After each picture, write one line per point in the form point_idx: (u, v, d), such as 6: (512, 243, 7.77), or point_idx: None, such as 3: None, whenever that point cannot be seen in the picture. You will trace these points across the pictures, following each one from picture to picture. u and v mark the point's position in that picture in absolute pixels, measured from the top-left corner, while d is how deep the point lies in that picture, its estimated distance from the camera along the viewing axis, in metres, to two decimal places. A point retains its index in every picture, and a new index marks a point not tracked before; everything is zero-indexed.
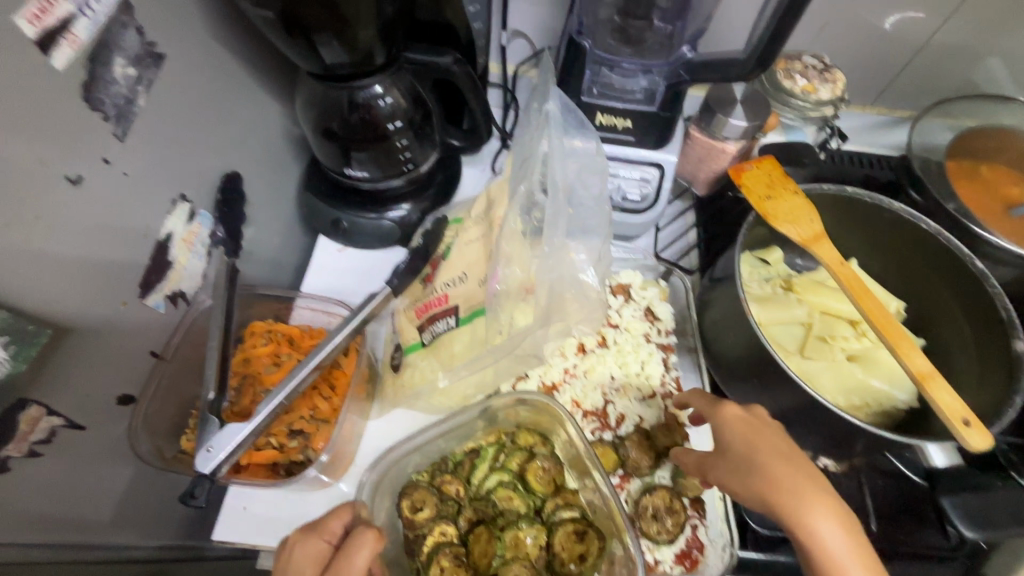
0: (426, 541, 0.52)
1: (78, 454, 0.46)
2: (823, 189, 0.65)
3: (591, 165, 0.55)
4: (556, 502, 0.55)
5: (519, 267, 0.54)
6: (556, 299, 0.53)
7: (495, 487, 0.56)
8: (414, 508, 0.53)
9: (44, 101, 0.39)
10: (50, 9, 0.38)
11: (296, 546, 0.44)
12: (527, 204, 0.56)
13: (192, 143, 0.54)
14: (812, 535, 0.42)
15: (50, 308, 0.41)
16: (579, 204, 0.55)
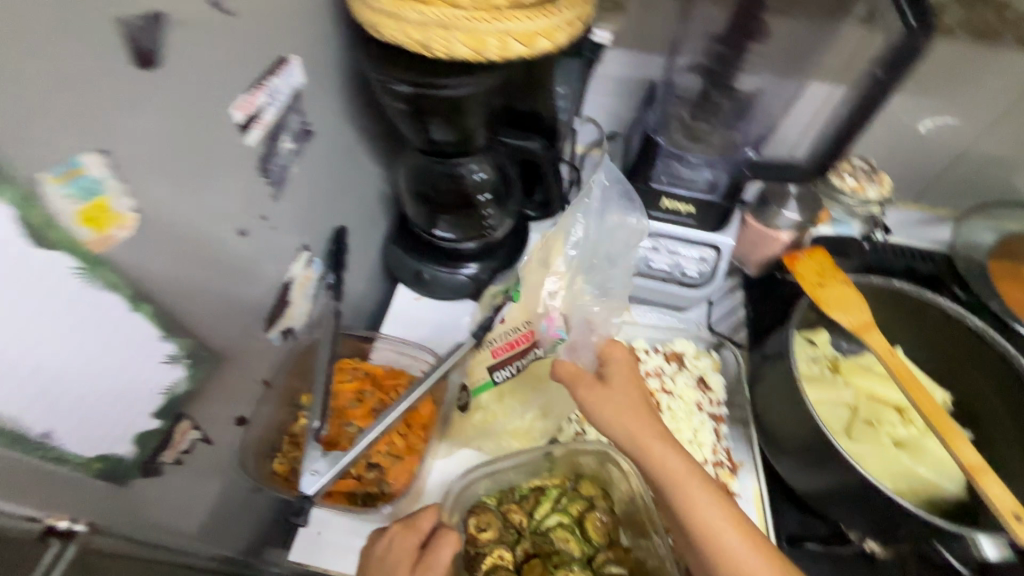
0: (486, 561, 0.56)
1: (201, 468, 0.52)
2: (872, 280, 0.70)
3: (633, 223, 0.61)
4: (608, 555, 0.58)
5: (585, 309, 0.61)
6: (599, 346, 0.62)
7: (554, 526, 0.59)
8: (478, 527, 0.58)
9: (240, 169, 0.47)
10: (252, 101, 0.46)
11: (393, 536, 0.53)
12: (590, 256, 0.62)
13: (318, 201, 0.63)
14: (663, 467, 0.52)
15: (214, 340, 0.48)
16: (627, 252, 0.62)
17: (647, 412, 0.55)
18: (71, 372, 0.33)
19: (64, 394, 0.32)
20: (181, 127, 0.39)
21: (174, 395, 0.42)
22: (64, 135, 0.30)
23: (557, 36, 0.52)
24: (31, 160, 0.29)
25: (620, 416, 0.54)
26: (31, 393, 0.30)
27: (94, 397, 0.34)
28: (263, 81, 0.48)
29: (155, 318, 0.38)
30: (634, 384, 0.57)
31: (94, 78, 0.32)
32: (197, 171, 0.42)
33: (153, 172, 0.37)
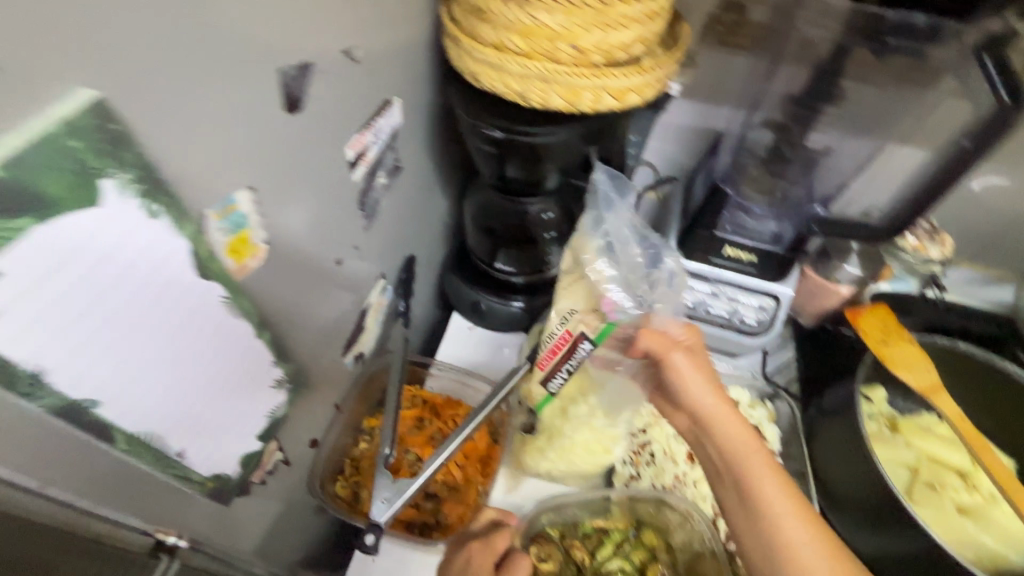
0: None
1: (277, 488, 0.53)
2: (937, 341, 0.70)
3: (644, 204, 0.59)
4: None
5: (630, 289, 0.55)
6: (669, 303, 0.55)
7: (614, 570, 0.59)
8: (539, 558, 0.59)
9: (345, 202, 0.49)
10: (361, 141, 0.49)
11: (471, 553, 0.56)
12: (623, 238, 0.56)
13: (396, 232, 0.65)
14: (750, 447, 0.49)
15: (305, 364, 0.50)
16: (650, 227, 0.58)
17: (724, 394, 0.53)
18: (209, 394, 0.34)
19: (201, 414, 0.34)
20: (309, 166, 0.41)
21: (276, 417, 0.43)
22: (230, 176, 0.33)
23: (647, 94, 0.54)
24: (206, 199, 0.31)
25: (705, 399, 0.51)
26: (177, 412, 0.32)
27: (222, 419, 0.36)
28: (372, 121, 0.50)
29: (271, 345, 0.40)
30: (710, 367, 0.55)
31: (258, 122, 0.34)
32: (314, 205, 0.44)
33: (284, 206, 0.40)
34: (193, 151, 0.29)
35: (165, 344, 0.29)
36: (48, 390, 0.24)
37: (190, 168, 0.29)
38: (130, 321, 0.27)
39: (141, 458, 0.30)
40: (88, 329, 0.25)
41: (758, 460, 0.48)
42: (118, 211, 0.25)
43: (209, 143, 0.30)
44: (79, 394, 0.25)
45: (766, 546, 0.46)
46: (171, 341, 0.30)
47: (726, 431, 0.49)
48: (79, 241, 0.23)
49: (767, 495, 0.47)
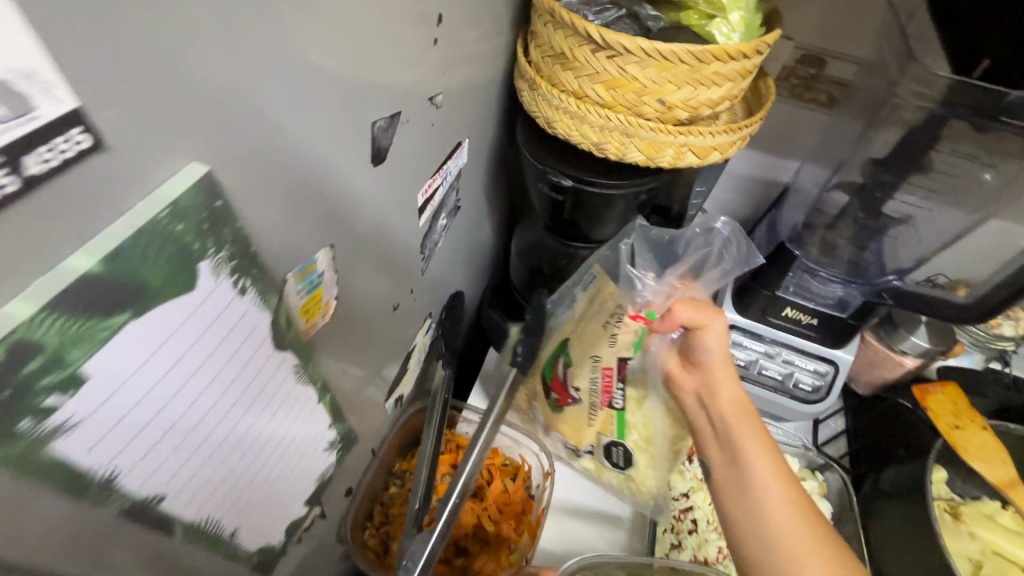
0: None
1: (312, 541, 0.49)
2: (1011, 429, 0.65)
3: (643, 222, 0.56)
4: None
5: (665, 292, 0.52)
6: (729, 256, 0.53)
7: None
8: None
9: (410, 248, 0.47)
10: (431, 186, 0.47)
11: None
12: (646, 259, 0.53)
13: (446, 270, 0.63)
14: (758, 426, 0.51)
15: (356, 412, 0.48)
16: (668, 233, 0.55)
17: None
18: (267, 467, 0.31)
19: (256, 489, 0.31)
20: (385, 215, 0.39)
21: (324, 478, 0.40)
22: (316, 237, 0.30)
23: (729, 152, 0.52)
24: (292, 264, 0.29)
25: (719, 370, 0.53)
26: (235, 491, 0.29)
27: (274, 492, 0.33)
28: (444, 164, 0.48)
29: (329, 406, 0.37)
30: None
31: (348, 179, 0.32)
32: (383, 253, 0.42)
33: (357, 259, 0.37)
34: (287, 217, 0.27)
35: (231, 422, 0.27)
36: (121, 492, 0.22)
37: (280, 233, 0.27)
38: (201, 405, 0.25)
39: (196, 546, 0.28)
40: (163, 421, 0.23)
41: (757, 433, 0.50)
42: (208, 293, 0.23)
43: (303, 206, 0.28)
44: (145, 490, 0.23)
45: (752, 512, 0.47)
46: (238, 419, 0.27)
47: (734, 402, 0.52)
48: (165, 330, 0.21)
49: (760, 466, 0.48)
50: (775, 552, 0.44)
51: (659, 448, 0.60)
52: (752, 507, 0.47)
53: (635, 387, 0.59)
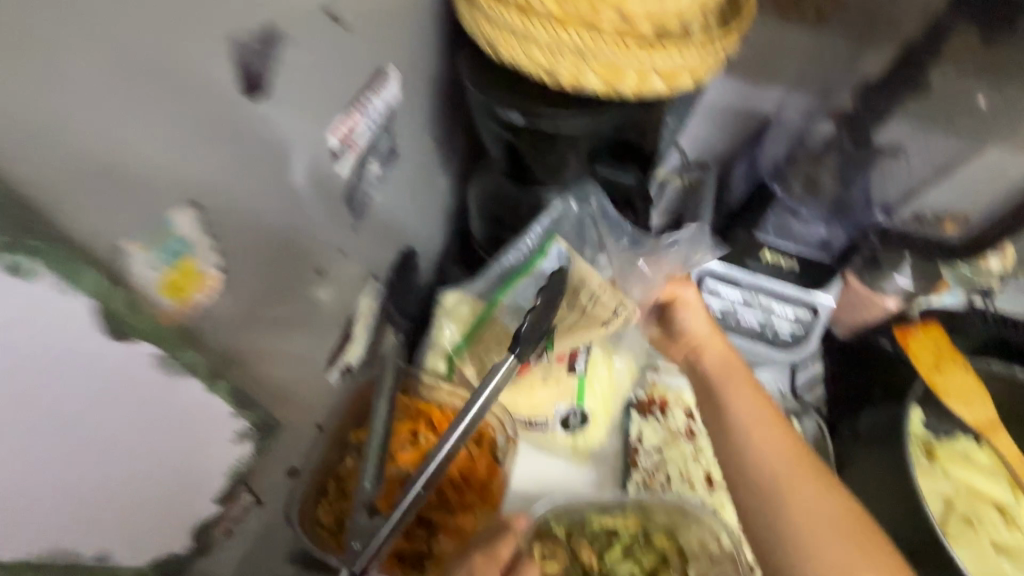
0: None
1: (252, 526, 0.45)
2: (991, 367, 0.62)
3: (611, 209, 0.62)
4: None
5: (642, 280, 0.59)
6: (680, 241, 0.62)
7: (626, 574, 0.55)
8: (543, 556, 0.53)
9: (325, 202, 0.41)
10: (350, 124, 0.40)
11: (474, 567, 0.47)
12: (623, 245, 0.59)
13: (391, 225, 0.56)
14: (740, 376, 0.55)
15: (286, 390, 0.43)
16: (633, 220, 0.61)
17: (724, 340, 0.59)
18: (143, 481, 0.31)
19: (133, 502, 0.30)
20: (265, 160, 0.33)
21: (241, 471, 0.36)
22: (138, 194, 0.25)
23: (701, 76, 0.45)
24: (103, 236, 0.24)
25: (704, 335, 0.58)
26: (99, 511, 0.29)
27: (159, 502, 0.32)
28: (364, 98, 0.41)
29: (227, 395, 0.33)
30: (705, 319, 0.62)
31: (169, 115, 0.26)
32: (277, 208, 0.35)
33: (235, 218, 0.32)
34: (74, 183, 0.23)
35: (71, 440, 0.26)
36: None
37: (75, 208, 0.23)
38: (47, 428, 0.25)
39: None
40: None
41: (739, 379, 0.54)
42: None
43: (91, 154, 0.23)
44: None
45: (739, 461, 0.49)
46: (89, 434, 0.27)
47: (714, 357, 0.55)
48: None
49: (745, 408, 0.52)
50: (779, 489, 0.46)
51: (614, 403, 0.66)
52: (744, 446, 0.49)
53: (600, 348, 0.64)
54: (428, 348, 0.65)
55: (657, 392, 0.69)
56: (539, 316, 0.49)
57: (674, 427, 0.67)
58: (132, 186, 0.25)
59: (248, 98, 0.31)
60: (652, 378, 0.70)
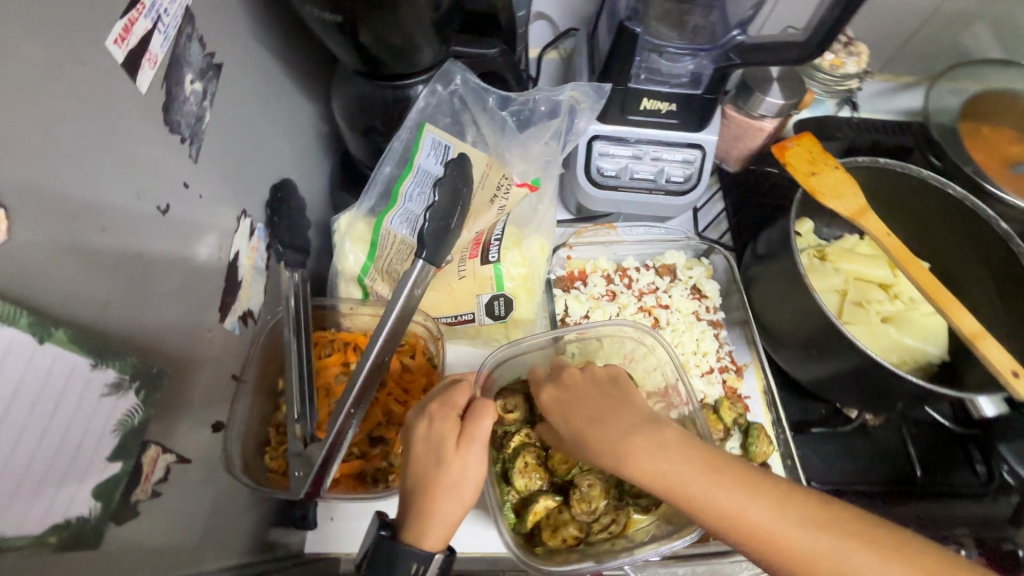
0: (514, 439, 0.53)
1: (187, 487, 0.44)
2: (860, 162, 0.67)
3: (479, 93, 0.64)
4: None
5: (524, 161, 0.66)
6: (577, 114, 0.65)
7: None
8: (506, 409, 0.54)
9: (137, 129, 0.36)
10: (132, 28, 0.34)
11: (432, 415, 0.42)
12: (495, 126, 0.66)
13: (244, 154, 0.51)
14: (634, 472, 0.41)
15: (168, 341, 0.40)
16: (498, 104, 0.66)
17: (597, 420, 0.44)
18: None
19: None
20: (27, 76, 0.27)
21: (131, 429, 0.33)
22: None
23: None
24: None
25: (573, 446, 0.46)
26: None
27: (40, 467, 0.28)
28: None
29: (78, 344, 0.29)
30: (565, 412, 0.47)
31: None
32: (70, 136, 0.30)
33: (13, 153, 0.27)
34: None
35: None
36: None
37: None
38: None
39: None
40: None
41: (641, 440, 0.41)
42: None
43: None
44: None
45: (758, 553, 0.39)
46: None
47: (597, 433, 0.43)
48: None
49: (563, 423, 0.47)
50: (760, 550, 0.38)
51: (536, 281, 0.64)
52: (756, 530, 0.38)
53: (516, 227, 0.64)
54: (338, 278, 0.62)
55: (576, 266, 0.72)
56: (441, 207, 0.48)
57: (595, 292, 0.71)
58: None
59: None
60: (567, 254, 0.72)
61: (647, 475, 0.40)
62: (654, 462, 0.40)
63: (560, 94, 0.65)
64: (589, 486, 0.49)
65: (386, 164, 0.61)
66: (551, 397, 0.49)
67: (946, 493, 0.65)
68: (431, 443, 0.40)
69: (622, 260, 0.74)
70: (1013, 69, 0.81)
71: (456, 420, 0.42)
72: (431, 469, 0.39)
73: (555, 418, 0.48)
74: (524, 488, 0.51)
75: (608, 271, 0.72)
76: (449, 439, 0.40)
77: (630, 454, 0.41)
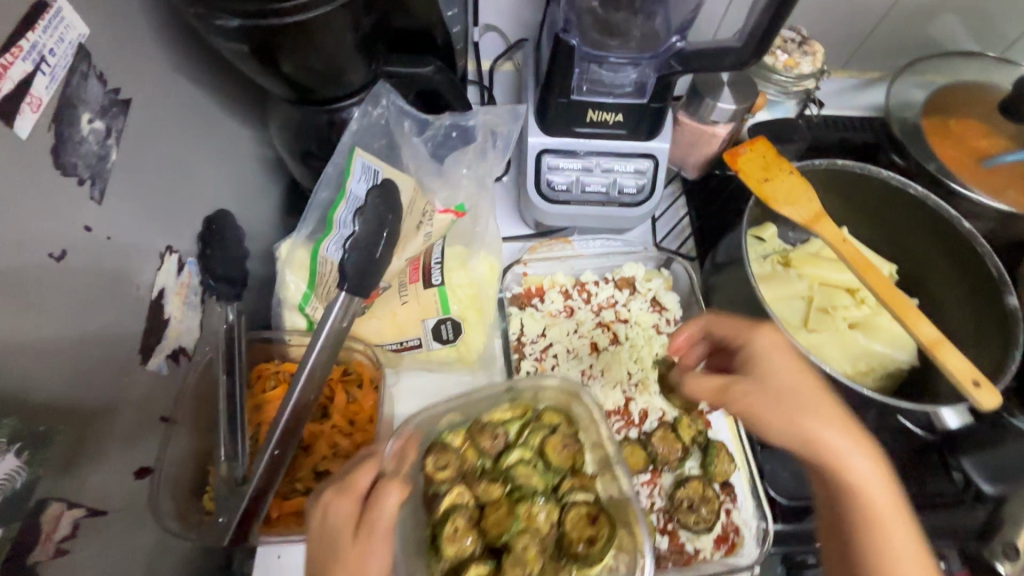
0: (444, 500, 0.53)
1: (104, 541, 0.42)
2: (815, 164, 0.65)
3: (394, 115, 0.62)
4: (571, 483, 0.55)
5: (447, 188, 0.65)
6: (497, 137, 0.65)
7: (515, 463, 0.56)
8: (436, 468, 0.53)
9: (19, 176, 0.34)
10: (6, 73, 0.33)
11: (327, 505, 0.41)
12: (412, 154, 0.64)
13: (167, 188, 0.50)
14: (851, 464, 0.41)
15: (69, 394, 0.38)
16: (412, 130, 0.64)
17: (826, 398, 0.43)
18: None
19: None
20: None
21: (13, 492, 0.34)
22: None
23: None
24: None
25: (786, 395, 0.43)
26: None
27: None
28: (19, 41, 0.34)
29: None
30: (784, 364, 0.44)
31: None
32: None
33: None
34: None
35: None
36: None
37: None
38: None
39: None
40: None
41: (857, 438, 0.42)
42: None
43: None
44: None
45: (861, 559, 0.40)
46: None
47: (812, 401, 0.43)
48: None
49: (788, 384, 0.43)
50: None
51: (485, 303, 0.63)
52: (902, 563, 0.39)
53: (459, 245, 0.63)
54: (282, 308, 0.61)
55: (533, 282, 0.70)
56: (364, 236, 0.46)
57: (552, 309, 0.68)
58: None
59: None
60: (523, 271, 0.70)
61: (842, 458, 0.41)
62: (857, 459, 0.41)
63: (473, 117, 0.64)
64: (523, 549, 0.52)
65: (324, 189, 0.60)
66: (777, 340, 0.46)
67: (921, 507, 0.62)
68: (325, 538, 0.40)
69: (580, 275, 0.71)
70: (980, 61, 0.78)
71: (353, 509, 0.40)
72: (327, 560, 0.38)
73: (785, 367, 0.44)
74: (455, 555, 0.51)
75: (566, 286, 0.70)
76: (343, 532, 0.39)
77: (855, 448, 0.41)
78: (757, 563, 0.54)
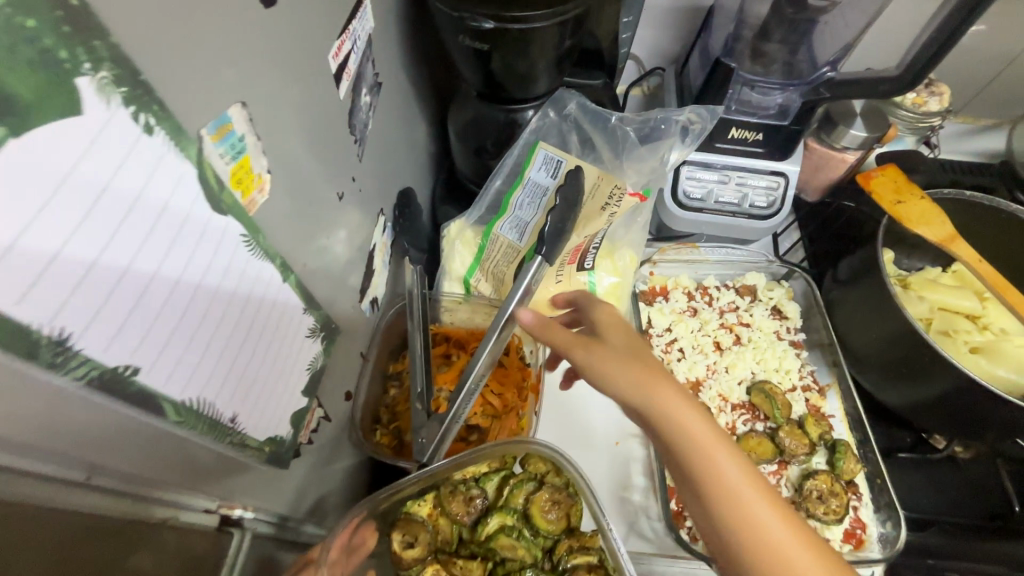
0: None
1: (324, 442, 0.49)
2: (944, 194, 0.70)
3: (593, 112, 0.68)
4: (569, 543, 0.50)
5: (639, 172, 0.67)
6: (690, 132, 0.66)
7: (495, 530, 0.50)
8: (403, 546, 0.48)
9: (337, 126, 0.43)
10: (341, 48, 0.42)
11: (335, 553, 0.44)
12: (611, 138, 0.68)
13: (385, 160, 0.59)
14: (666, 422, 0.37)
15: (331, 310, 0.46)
16: (604, 123, 0.68)
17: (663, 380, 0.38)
18: (258, 354, 0.31)
19: (257, 374, 0.32)
20: (295, 68, 0.35)
21: (316, 369, 0.40)
22: (221, 80, 0.26)
23: None
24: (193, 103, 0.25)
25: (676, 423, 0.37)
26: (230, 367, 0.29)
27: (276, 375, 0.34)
28: (349, 26, 0.43)
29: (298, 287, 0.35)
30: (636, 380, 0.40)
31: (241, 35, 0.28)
32: (309, 125, 0.38)
33: (286, 137, 0.34)
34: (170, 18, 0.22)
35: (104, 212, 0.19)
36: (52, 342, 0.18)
37: (181, 63, 0.23)
38: (175, 274, 0.24)
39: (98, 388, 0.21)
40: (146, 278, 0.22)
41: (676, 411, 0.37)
42: (105, 119, 0.19)
43: (202, 27, 0.24)
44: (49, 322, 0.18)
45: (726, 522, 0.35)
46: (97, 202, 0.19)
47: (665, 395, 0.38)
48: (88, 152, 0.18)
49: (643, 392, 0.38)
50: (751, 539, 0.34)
51: (624, 291, 0.69)
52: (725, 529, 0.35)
53: (610, 242, 0.69)
54: (444, 276, 0.69)
55: (658, 281, 0.76)
56: (559, 210, 0.54)
57: (677, 307, 0.74)
58: (224, 68, 0.27)
59: (268, 13, 0.30)
60: (650, 270, 0.76)
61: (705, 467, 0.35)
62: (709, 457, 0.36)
63: (680, 113, 0.67)
64: None
65: (498, 178, 0.68)
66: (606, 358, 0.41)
67: None
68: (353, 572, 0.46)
69: (703, 279, 0.77)
70: None
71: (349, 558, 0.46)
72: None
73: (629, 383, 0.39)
74: None
75: (689, 288, 0.76)
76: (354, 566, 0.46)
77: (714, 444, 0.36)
78: (889, 555, 0.57)
